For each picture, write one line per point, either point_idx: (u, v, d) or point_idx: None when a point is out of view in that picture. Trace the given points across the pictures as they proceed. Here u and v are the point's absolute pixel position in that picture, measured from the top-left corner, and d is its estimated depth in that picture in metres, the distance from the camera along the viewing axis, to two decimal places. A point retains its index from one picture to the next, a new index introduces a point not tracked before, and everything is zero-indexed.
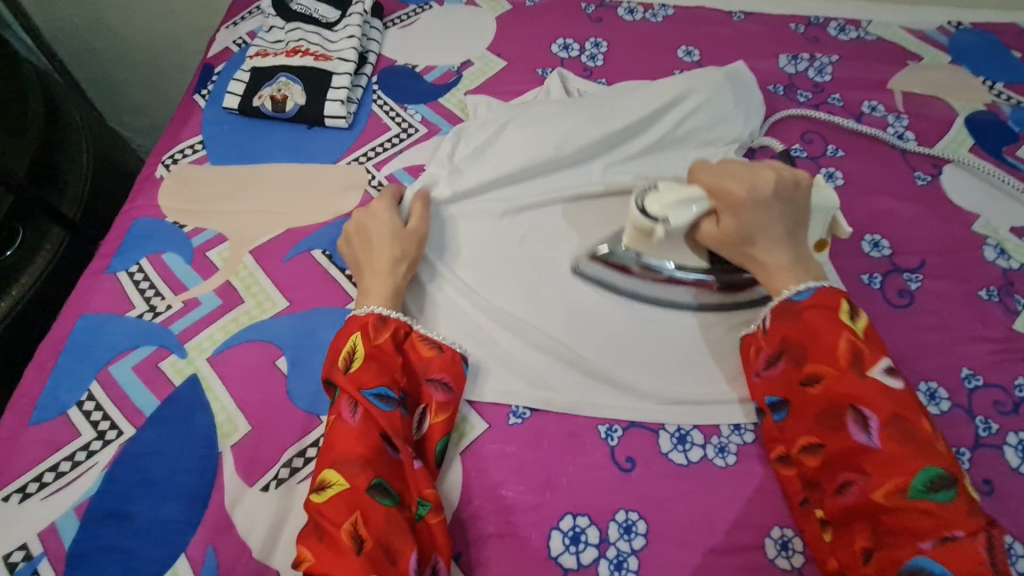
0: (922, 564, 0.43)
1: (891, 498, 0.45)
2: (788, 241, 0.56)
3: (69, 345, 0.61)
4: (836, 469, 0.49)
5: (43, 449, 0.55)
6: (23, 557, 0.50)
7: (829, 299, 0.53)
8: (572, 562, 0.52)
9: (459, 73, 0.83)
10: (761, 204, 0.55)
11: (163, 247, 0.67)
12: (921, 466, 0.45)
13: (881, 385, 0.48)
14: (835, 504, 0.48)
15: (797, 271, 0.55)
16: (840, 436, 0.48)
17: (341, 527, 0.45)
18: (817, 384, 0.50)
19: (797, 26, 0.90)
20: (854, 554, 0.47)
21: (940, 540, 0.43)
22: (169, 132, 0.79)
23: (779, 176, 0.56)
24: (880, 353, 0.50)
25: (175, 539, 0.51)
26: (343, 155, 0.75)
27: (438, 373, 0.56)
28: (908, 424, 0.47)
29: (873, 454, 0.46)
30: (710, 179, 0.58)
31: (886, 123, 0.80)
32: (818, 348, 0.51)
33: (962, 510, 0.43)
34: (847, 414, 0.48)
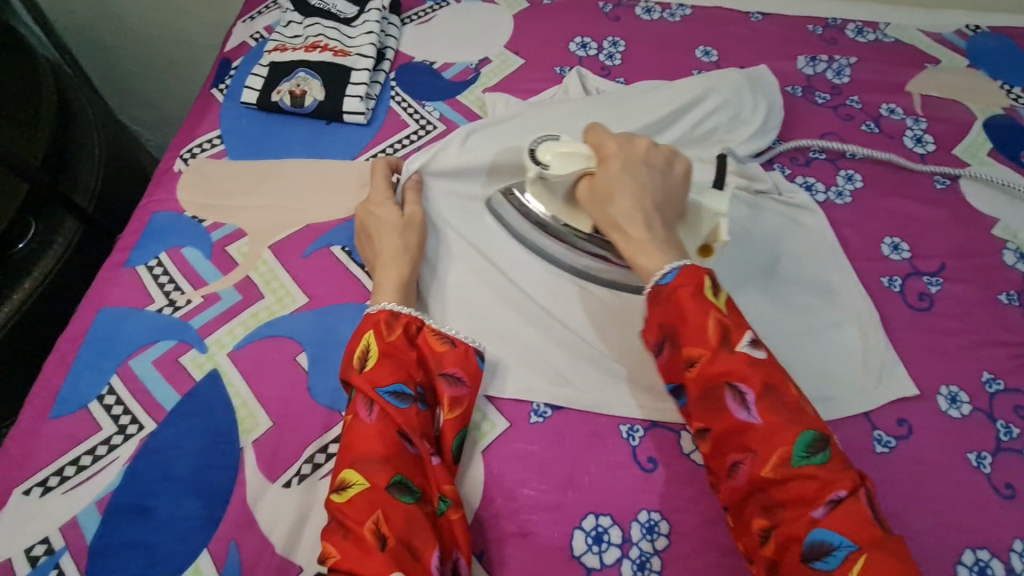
0: (821, 537, 0.40)
1: (778, 473, 0.42)
2: (652, 212, 0.54)
3: (88, 338, 0.60)
4: (724, 451, 0.45)
5: (63, 443, 0.55)
6: (45, 551, 0.50)
7: (691, 277, 0.48)
8: (595, 562, 0.52)
9: (477, 70, 0.83)
10: (631, 165, 0.56)
11: (182, 241, 0.67)
12: (796, 433, 0.42)
13: (748, 357, 0.45)
14: (729, 489, 0.44)
15: (655, 244, 0.52)
16: (722, 418, 0.45)
17: (363, 525, 0.44)
18: (692, 366, 0.46)
19: (815, 27, 0.90)
20: (753, 535, 0.43)
21: (829, 505, 0.41)
22: (186, 126, 0.78)
23: (654, 149, 0.58)
24: (744, 326, 0.46)
25: (198, 535, 0.51)
26: (361, 151, 0.74)
27: (452, 368, 0.55)
28: (780, 393, 0.44)
29: (755, 431, 0.43)
30: (595, 139, 0.59)
31: (905, 126, 0.80)
32: (687, 329, 0.47)
33: (838, 468, 0.42)
34: (725, 393, 0.45)
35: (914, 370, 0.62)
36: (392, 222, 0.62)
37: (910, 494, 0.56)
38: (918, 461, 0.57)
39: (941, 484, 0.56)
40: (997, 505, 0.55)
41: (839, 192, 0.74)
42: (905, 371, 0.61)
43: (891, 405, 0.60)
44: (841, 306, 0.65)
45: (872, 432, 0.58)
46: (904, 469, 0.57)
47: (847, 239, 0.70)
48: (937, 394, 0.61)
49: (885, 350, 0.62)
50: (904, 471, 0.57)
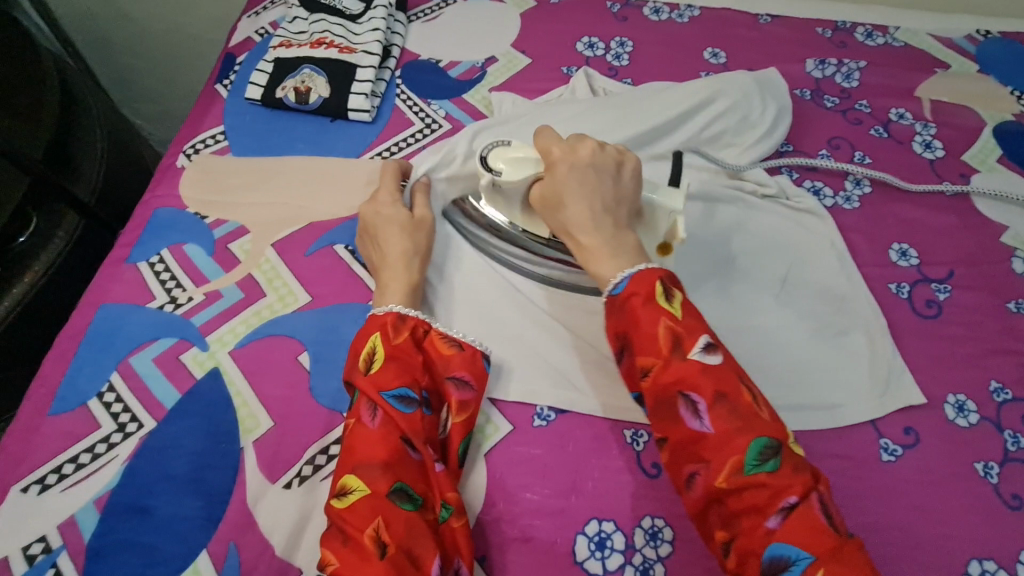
0: (778, 551, 0.39)
1: (732, 483, 0.41)
2: (604, 217, 0.52)
3: (88, 335, 0.60)
4: (681, 463, 0.44)
5: (62, 440, 0.54)
6: (42, 550, 0.50)
7: (641, 284, 0.47)
8: (598, 568, 0.51)
9: (483, 69, 0.83)
10: (577, 170, 0.53)
11: (184, 238, 0.66)
12: (749, 440, 0.41)
13: (700, 365, 0.44)
14: (689, 501, 0.44)
15: (609, 252, 0.50)
16: (675, 428, 0.43)
17: (363, 532, 0.44)
18: (647, 376, 0.45)
19: (824, 30, 0.90)
20: (717, 546, 0.43)
21: (782, 513, 0.40)
22: (189, 121, 0.78)
23: (599, 148, 0.55)
24: (698, 330, 0.45)
25: (197, 535, 0.50)
26: (366, 149, 0.74)
27: (458, 372, 0.54)
28: (732, 400, 0.43)
29: (707, 441, 0.42)
30: (544, 143, 0.56)
31: (914, 131, 0.79)
32: (639, 339, 0.46)
33: (788, 474, 0.41)
34: (678, 403, 0.44)
35: (922, 378, 0.61)
36: (400, 222, 0.61)
37: (916, 503, 0.55)
38: (924, 470, 0.57)
39: (947, 493, 0.56)
40: (1004, 516, 0.55)
41: (847, 197, 0.73)
42: (912, 378, 0.61)
43: (898, 413, 0.59)
44: (849, 312, 0.64)
45: (878, 440, 0.58)
46: (910, 478, 0.56)
47: (854, 245, 0.70)
48: (944, 403, 0.60)
49: (892, 357, 0.62)
50: (910, 480, 0.56)
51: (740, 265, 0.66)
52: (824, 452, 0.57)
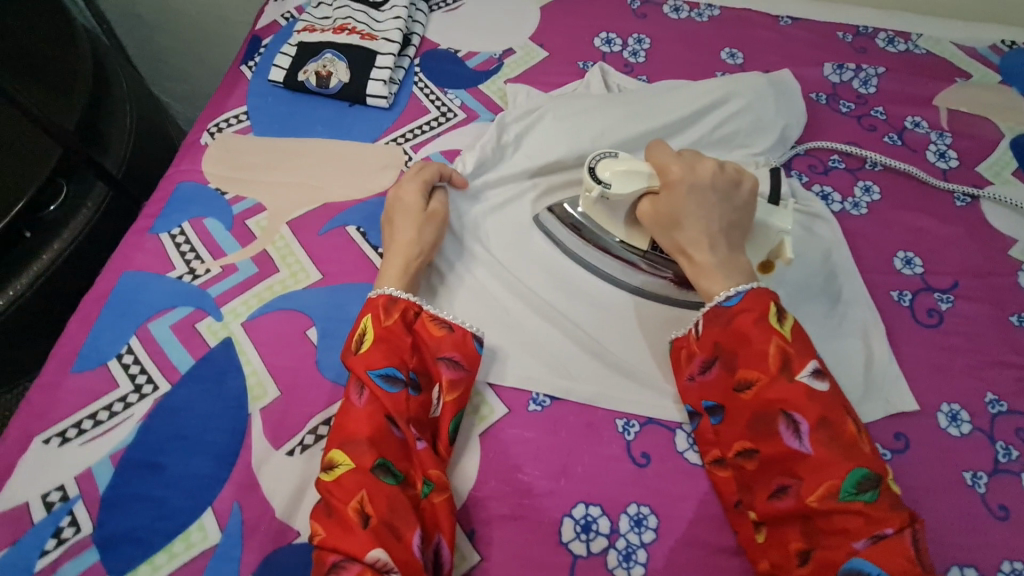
0: (858, 565, 0.44)
1: (823, 503, 0.46)
2: (719, 239, 0.56)
3: (111, 300, 0.63)
4: (771, 473, 0.49)
5: (82, 397, 0.57)
6: (60, 498, 0.53)
7: (756, 303, 0.52)
8: (582, 550, 0.53)
9: (500, 61, 0.84)
10: (697, 192, 0.57)
11: (205, 212, 0.69)
12: (849, 469, 0.46)
13: (807, 388, 0.48)
14: (771, 507, 0.49)
15: (723, 271, 0.55)
16: (773, 442, 0.48)
17: (346, 504, 0.46)
18: (748, 390, 0.50)
19: (845, 35, 0.89)
20: (790, 552, 0.48)
21: (872, 539, 0.44)
22: (214, 100, 0.80)
23: (720, 170, 0.59)
24: (806, 356, 0.50)
25: (204, 493, 0.53)
26: (382, 135, 0.76)
27: (448, 353, 0.56)
28: (836, 427, 0.47)
29: (805, 460, 0.47)
30: (657, 159, 0.59)
31: (929, 140, 0.79)
32: (747, 355, 0.51)
33: (885, 507, 0.45)
34: (778, 419, 0.48)
35: (917, 386, 0.62)
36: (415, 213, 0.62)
37: None
38: (912, 475, 0.57)
39: (933, 500, 0.56)
40: (989, 525, 0.55)
41: (855, 203, 0.73)
42: (907, 386, 0.61)
43: (890, 418, 0.60)
44: (847, 317, 0.65)
45: None
46: (897, 483, 0.57)
47: (859, 251, 0.70)
48: (938, 411, 0.61)
49: (887, 364, 0.62)
50: (897, 485, 0.57)
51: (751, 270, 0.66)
52: None
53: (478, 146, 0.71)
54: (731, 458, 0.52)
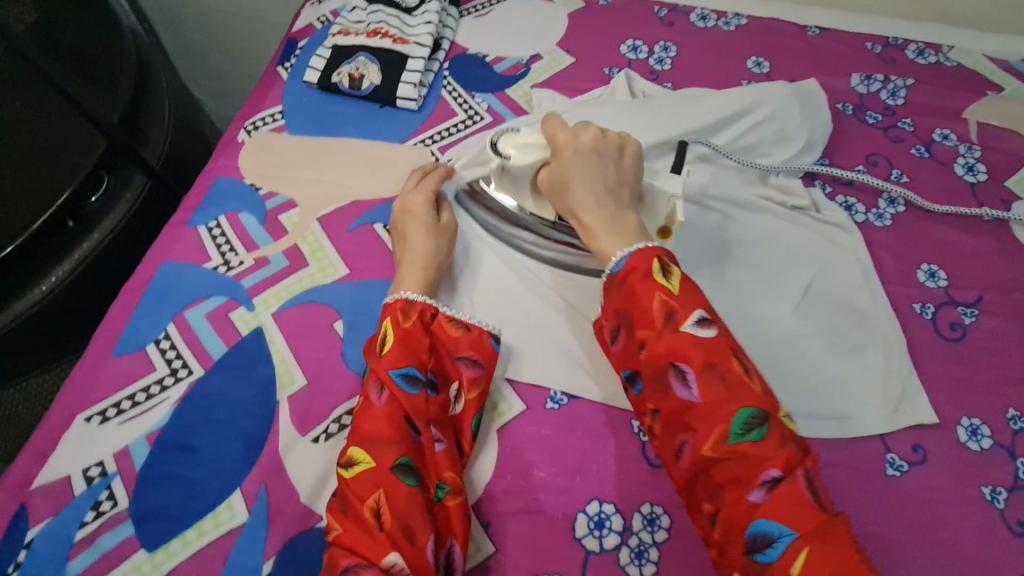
0: (761, 526, 0.42)
1: (717, 452, 0.44)
2: (606, 197, 0.54)
3: (150, 288, 0.66)
4: (673, 433, 0.47)
5: (122, 379, 0.60)
6: (99, 473, 0.55)
7: (640, 261, 0.50)
8: (595, 546, 0.54)
9: (527, 66, 0.86)
10: (580, 155, 0.56)
11: (240, 207, 0.72)
12: (735, 411, 0.44)
13: (692, 337, 0.46)
14: (679, 472, 0.47)
15: (610, 231, 0.53)
16: (668, 399, 0.47)
17: (364, 503, 0.47)
18: (643, 349, 0.48)
19: (874, 45, 0.89)
20: (704, 517, 0.46)
21: (767, 487, 0.42)
22: (251, 99, 0.83)
23: (602, 135, 0.57)
24: (693, 306, 0.47)
25: (233, 474, 0.55)
26: (411, 136, 0.78)
27: (466, 352, 0.58)
28: (722, 370, 0.45)
29: (695, 410, 0.45)
30: (550, 129, 0.58)
31: (958, 153, 0.78)
32: (638, 315, 0.49)
33: (774, 446, 0.43)
34: (669, 373, 0.46)
35: (937, 399, 0.62)
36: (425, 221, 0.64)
37: (915, 519, 0.56)
38: (928, 488, 0.57)
39: (949, 513, 0.56)
40: (1007, 542, 0.55)
41: (879, 214, 0.73)
42: (926, 399, 0.61)
43: (908, 430, 0.60)
44: (868, 327, 0.65)
45: (885, 454, 0.59)
46: (913, 494, 0.57)
47: (881, 261, 0.70)
48: (957, 425, 0.60)
49: (907, 375, 0.62)
50: (913, 496, 0.57)
51: (713, 252, 0.68)
52: (828, 460, 0.58)
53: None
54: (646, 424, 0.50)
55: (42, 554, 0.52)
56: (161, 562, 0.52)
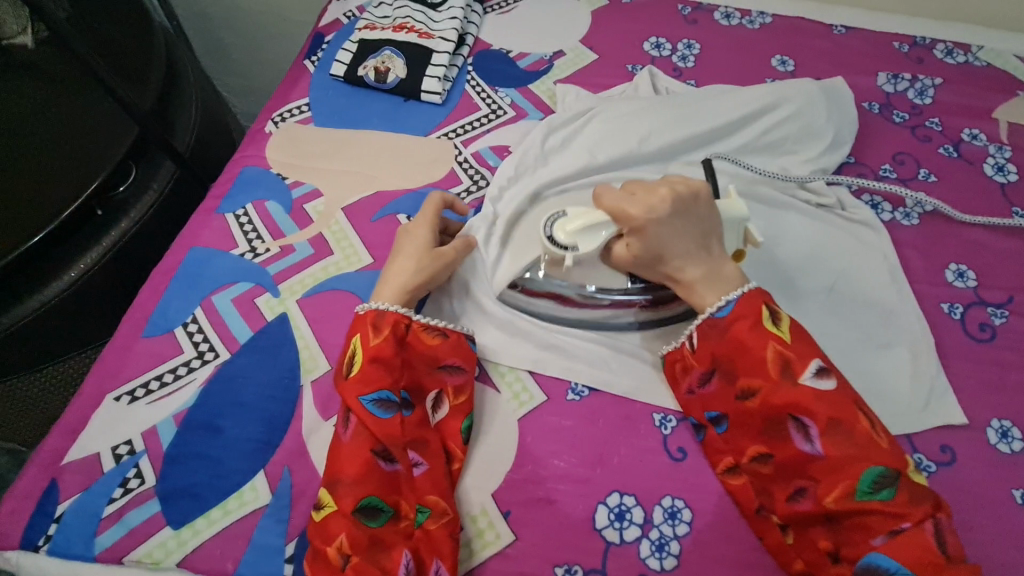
0: (877, 560, 0.45)
1: (842, 505, 0.47)
2: (699, 254, 0.55)
3: (178, 272, 0.67)
4: (790, 478, 0.50)
5: (151, 360, 0.61)
6: (128, 451, 0.56)
7: (748, 308, 0.53)
8: (615, 537, 0.54)
9: (551, 62, 0.86)
10: (663, 224, 0.54)
11: (266, 195, 0.73)
12: (864, 468, 0.47)
13: (813, 391, 0.49)
14: (791, 512, 0.50)
15: (710, 285, 0.55)
16: (786, 446, 0.50)
17: (329, 547, 0.48)
18: (753, 397, 0.52)
19: (901, 45, 0.88)
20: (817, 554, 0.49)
21: (890, 535, 0.45)
22: (279, 91, 0.85)
23: (675, 191, 0.54)
24: (809, 356, 0.51)
25: (257, 456, 0.56)
26: (435, 129, 0.79)
27: (448, 359, 0.59)
28: (847, 426, 0.48)
29: (817, 462, 0.48)
30: (612, 203, 0.54)
31: (987, 153, 0.77)
32: (747, 363, 0.52)
33: (905, 502, 0.46)
34: (788, 424, 0.50)
35: (965, 400, 0.61)
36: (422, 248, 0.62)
37: None
38: (957, 488, 0.56)
39: (979, 514, 0.55)
40: None
41: (906, 213, 0.72)
42: (955, 399, 0.60)
43: (936, 430, 0.59)
44: (895, 326, 0.64)
45: (912, 454, 0.58)
46: (941, 495, 0.56)
47: (908, 260, 0.69)
48: (987, 427, 0.59)
49: (935, 375, 0.61)
50: (941, 498, 0.56)
51: (779, 280, 0.66)
52: None
53: (525, 147, 0.73)
54: (746, 462, 0.53)
55: (71, 528, 0.53)
56: (186, 539, 0.53)
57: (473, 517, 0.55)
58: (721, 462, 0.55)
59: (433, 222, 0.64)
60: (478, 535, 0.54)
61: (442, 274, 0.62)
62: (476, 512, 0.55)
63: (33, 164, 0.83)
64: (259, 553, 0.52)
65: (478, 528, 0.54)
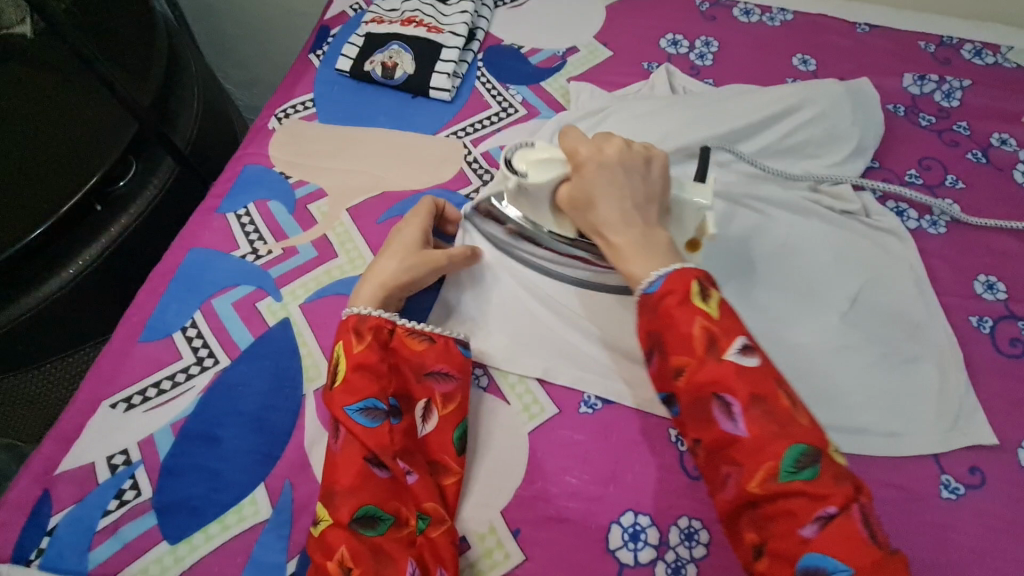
0: (813, 561, 0.39)
1: (766, 490, 0.41)
2: (634, 213, 0.50)
3: (178, 274, 0.65)
4: (717, 464, 0.44)
5: (149, 366, 0.59)
6: (123, 461, 0.54)
7: (679, 283, 0.47)
8: (629, 559, 0.51)
9: (564, 59, 0.83)
10: (605, 170, 0.51)
11: (269, 194, 0.71)
12: (786, 447, 0.41)
13: (736, 366, 0.44)
14: (719, 503, 0.44)
15: (640, 249, 0.49)
16: (710, 429, 0.44)
17: (328, 560, 0.45)
18: (681, 376, 0.46)
19: (927, 44, 0.85)
20: (748, 551, 0.43)
21: (820, 523, 0.40)
22: (283, 86, 0.82)
23: (629, 147, 0.53)
24: (736, 332, 0.45)
25: (257, 468, 0.54)
26: (443, 127, 0.76)
27: (435, 366, 0.56)
28: (769, 403, 0.43)
29: (741, 444, 0.43)
30: (569, 142, 0.54)
31: (1018, 159, 0.74)
32: (675, 338, 0.46)
33: (830, 484, 0.41)
34: (712, 404, 0.44)
35: (996, 419, 0.58)
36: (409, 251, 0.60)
37: (974, 549, 0.52)
38: (986, 512, 0.54)
39: (1010, 540, 0.53)
40: None
41: (933, 222, 0.70)
42: (985, 418, 0.58)
43: (964, 450, 0.56)
44: (921, 340, 0.61)
45: (940, 476, 0.55)
46: (970, 519, 0.53)
47: (936, 271, 0.66)
48: (1018, 448, 0.57)
49: (964, 393, 0.59)
50: (970, 522, 0.53)
51: (800, 290, 0.64)
52: (878, 479, 0.55)
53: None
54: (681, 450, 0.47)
55: (64, 541, 0.51)
56: (183, 555, 0.51)
57: (481, 535, 0.53)
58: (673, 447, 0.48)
59: (426, 222, 0.62)
60: (485, 554, 0.52)
61: (427, 276, 0.59)
62: (484, 529, 0.53)
63: (33, 159, 0.82)
64: (258, 570, 0.50)
65: (486, 547, 0.52)
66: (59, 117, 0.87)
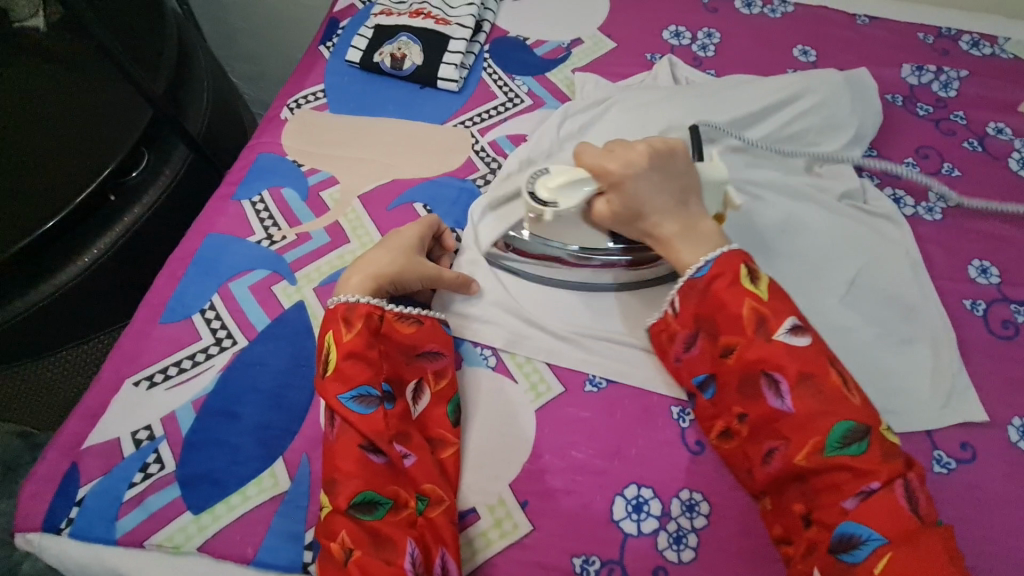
0: (851, 529, 0.45)
1: (812, 461, 0.47)
2: (677, 211, 0.55)
3: (196, 258, 0.67)
4: (761, 437, 0.50)
5: (170, 346, 0.61)
6: (147, 436, 0.57)
7: (727, 267, 0.53)
8: (633, 529, 0.54)
9: (568, 50, 0.85)
10: (641, 177, 0.55)
11: (283, 182, 0.73)
12: (834, 423, 0.47)
13: (787, 345, 0.50)
14: (764, 475, 0.50)
15: (690, 243, 0.55)
16: (758, 403, 0.50)
17: (333, 542, 0.47)
18: (732, 354, 0.52)
19: (925, 36, 0.86)
20: (794, 519, 0.49)
21: (862, 496, 0.45)
22: (293, 76, 0.84)
23: (653, 148, 0.56)
24: (785, 314, 0.51)
25: (276, 443, 0.56)
26: (451, 117, 0.78)
27: (428, 345, 0.59)
28: (817, 381, 0.48)
29: (789, 419, 0.48)
30: (593, 161, 0.56)
31: (1013, 148, 0.76)
32: (725, 320, 0.52)
33: (876, 459, 0.46)
34: (761, 380, 0.50)
35: (986, 397, 0.60)
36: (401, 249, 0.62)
37: (964, 519, 0.54)
38: (976, 485, 0.56)
39: (999, 511, 0.55)
40: None
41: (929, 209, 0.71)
42: (976, 396, 0.60)
43: (957, 427, 0.59)
44: (917, 322, 0.63)
45: (932, 451, 0.57)
46: (961, 492, 0.56)
47: (931, 255, 0.68)
48: (1008, 425, 0.59)
49: (956, 372, 0.61)
50: (961, 494, 0.55)
51: (799, 274, 0.65)
52: None
53: (544, 137, 0.73)
54: (730, 426, 0.53)
55: (93, 511, 0.54)
56: (206, 524, 0.53)
57: (490, 506, 0.55)
58: (714, 427, 0.55)
59: (426, 232, 0.64)
60: (495, 525, 0.54)
61: (411, 282, 0.60)
62: (494, 501, 0.55)
63: (49, 148, 0.84)
64: (277, 540, 0.52)
65: (496, 517, 0.54)
66: (73, 106, 0.88)
